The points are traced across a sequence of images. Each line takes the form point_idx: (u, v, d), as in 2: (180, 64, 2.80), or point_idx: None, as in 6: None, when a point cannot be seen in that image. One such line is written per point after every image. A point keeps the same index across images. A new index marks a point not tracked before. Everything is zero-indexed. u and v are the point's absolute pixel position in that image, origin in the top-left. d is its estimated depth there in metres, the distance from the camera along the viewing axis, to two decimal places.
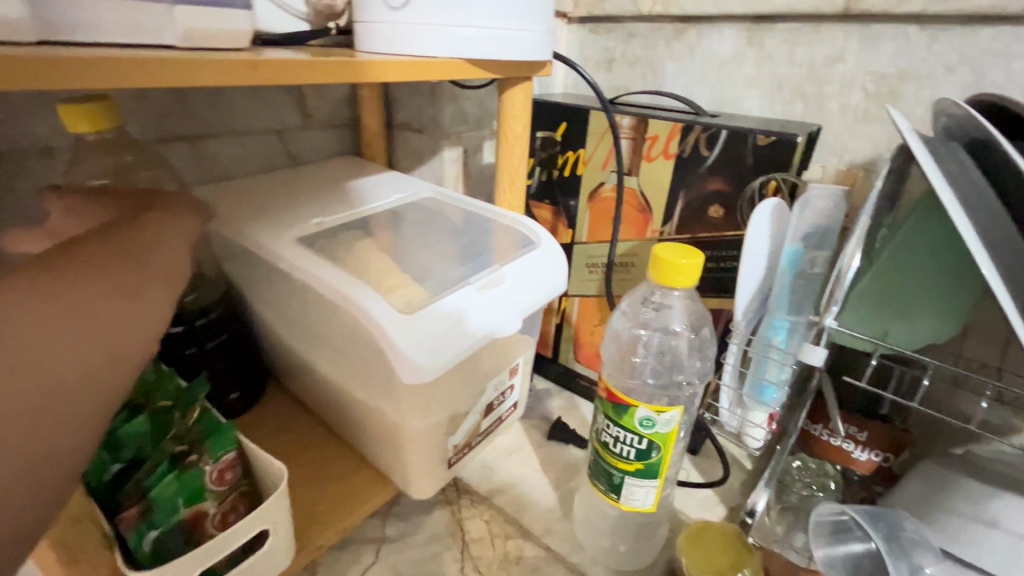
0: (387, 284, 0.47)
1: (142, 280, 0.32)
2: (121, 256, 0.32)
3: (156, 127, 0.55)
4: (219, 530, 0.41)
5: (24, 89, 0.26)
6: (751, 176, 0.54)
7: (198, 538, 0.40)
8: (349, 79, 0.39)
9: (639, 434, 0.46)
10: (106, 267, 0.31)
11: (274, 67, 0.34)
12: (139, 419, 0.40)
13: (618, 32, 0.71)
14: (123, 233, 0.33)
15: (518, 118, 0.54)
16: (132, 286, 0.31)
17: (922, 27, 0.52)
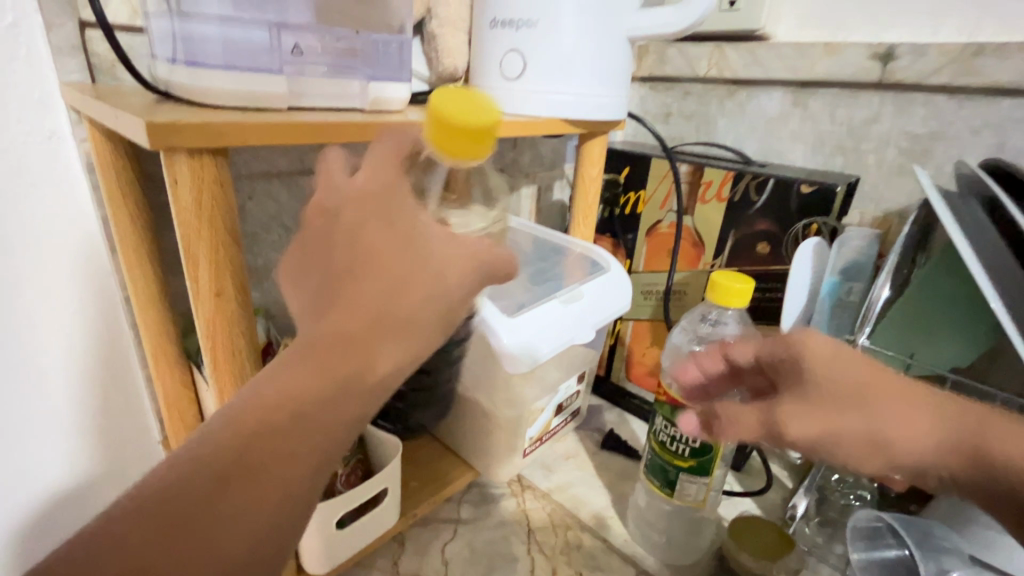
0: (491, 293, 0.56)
1: (333, 419, 0.28)
2: (318, 389, 0.28)
3: (298, 161, 0.67)
4: (344, 488, 0.51)
5: (303, 143, 0.37)
6: (795, 219, 0.62)
7: (329, 493, 0.50)
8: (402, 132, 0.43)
9: (694, 433, 0.54)
10: (303, 411, 0.27)
11: None
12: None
13: (675, 90, 0.82)
14: (342, 336, 0.28)
15: (595, 162, 0.65)
16: (321, 433, 0.28)
17: (949, 96, 0.61)
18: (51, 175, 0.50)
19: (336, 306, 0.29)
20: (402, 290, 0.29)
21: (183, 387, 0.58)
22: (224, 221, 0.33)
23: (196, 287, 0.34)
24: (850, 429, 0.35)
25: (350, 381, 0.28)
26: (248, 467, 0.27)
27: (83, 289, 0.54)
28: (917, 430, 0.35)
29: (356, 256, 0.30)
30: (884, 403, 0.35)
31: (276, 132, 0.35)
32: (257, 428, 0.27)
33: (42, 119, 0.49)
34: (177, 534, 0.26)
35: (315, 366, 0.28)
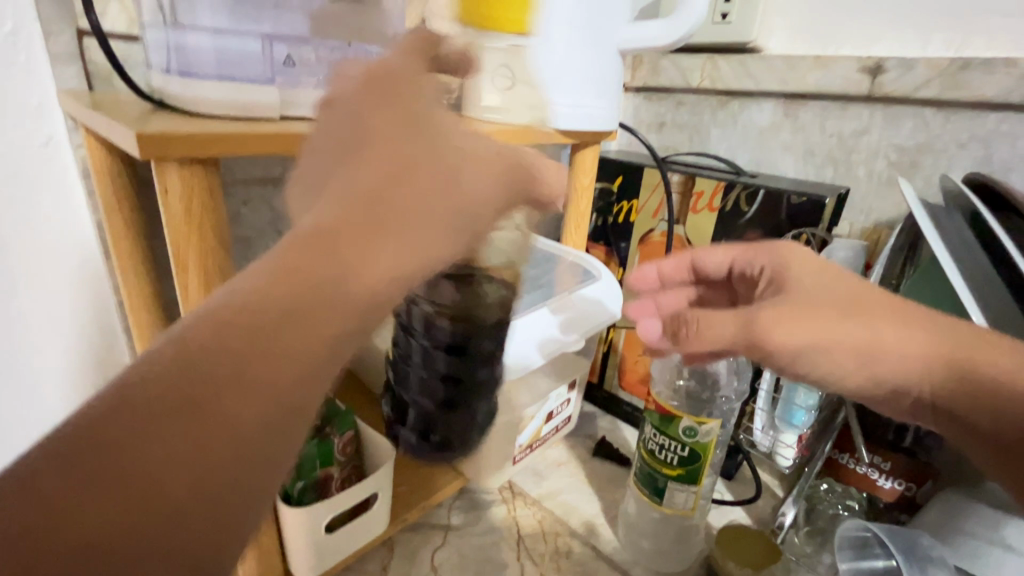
0: None
1: (317, 331, 0.25)
2: (302, 291, 0.24)
3: (293, 167, 0.68)
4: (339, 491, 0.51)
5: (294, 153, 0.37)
6: (784, 229, 0.63)
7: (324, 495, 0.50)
8: None
9: (682, 442, 0.54)
10: (284, 319, 0.24)
11: None
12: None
13: (669, 100, 0.82)
14: (340, 239, 0.26)
15: (587, 172, 0.66)
16: (301, 348, 0.24)
17: (937, 110, 0.61)
18: (47, 181, 0.51)
19: (337, 209, 0.27)
20: (410, 199, 0.28)
21: None
22: (212, 230, 0.33)
23: (184, 293, 0.34)
24: (848, 336, 0.39)
25: (340, 287, 0.25)
26: (213, 381, 0.22)
27: (76, 292, 0.55)
28: (909, 347, 0.38)
29: (363, 166, 0.28)
30: (879, 315, 0.39)
31: (266, 142, 0.36)
32: (230, 330, 0.23)
33: (39, 125, 0.49)
34: (106, 471, 0.20)
35: (304, 267, 0.25)
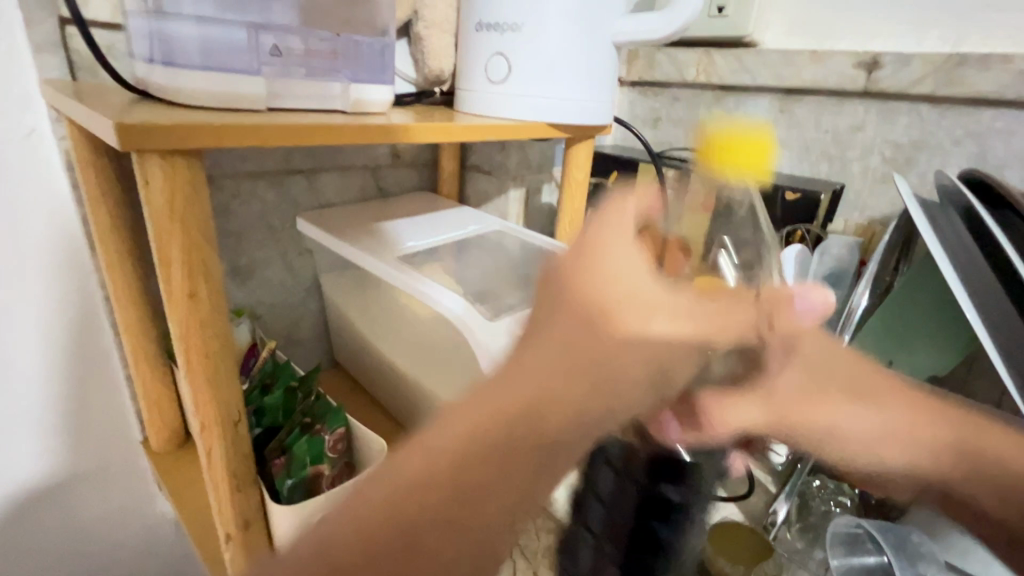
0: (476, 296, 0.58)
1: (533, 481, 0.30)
2: (513, 423, 0.30)
3: (283, 161, 0.67)
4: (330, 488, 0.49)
5: (284, 144, 0.37)
6: (778, 225, 0.63)
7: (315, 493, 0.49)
8: (386, 137, 0.43)
9: None
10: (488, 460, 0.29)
11: (418, 129, 0.45)
12: (273, 394, 0.52)
13: (664, 95, 0.82)
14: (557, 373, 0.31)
15: (581, 166, 0.65)
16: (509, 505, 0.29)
17: (932, 106, 0.61)
18: (30, 173, 0.50)
19: (556, 340, 0.32)
20: (632, 330, 0.32)
21: (164, 386, 0.58)
22: (197, 224, 0.33)
23: (169, 288, 0.33)
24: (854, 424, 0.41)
25: (551, 411, 0.30)
26: (444, 509, 0.28)
27: (60, 286, 0.55)
28: (915, 427, 0.40)
29: (561, 304, 0.33)
30: (880, 393, 0.42)
31: (253, 133, 0.35)
32: (447, 471, 0.29)
33: (19, 116, 0.49)
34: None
35: (512, 402, 0.30)
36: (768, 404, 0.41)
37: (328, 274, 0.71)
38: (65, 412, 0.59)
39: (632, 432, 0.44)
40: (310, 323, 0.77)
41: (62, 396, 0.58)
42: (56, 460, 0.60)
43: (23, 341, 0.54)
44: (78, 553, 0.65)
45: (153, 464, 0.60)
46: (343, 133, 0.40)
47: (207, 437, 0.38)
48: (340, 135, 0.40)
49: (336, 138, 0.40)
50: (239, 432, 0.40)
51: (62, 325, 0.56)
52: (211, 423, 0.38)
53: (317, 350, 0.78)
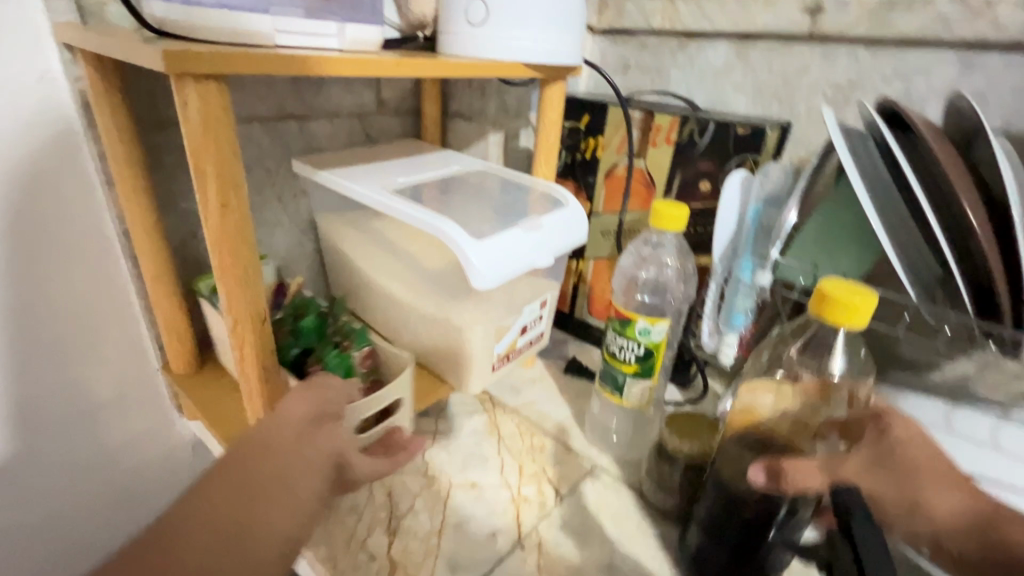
0: (464, 220, 0.63)
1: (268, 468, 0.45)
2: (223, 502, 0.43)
3: (275, 107, 0.71)
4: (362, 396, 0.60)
5: (297, 73, 0.42)
6: (731, 157, 0.71)
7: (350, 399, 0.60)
8: (378, 73, 0.48)
9: (638, 341, 0.62)
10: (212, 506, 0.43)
11: (408, 64, 0.50)
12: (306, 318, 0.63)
13: (633, 43, 0.87)
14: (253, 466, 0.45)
15: (555, 107, 0.71)
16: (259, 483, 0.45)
17: (867, 48, 0.68)
18: (48, 112, 0.54)
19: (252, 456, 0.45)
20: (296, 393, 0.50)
21: (176, 313, 0.64)
22: (226, 142, 0.38)
23: (204, 198, 0.39)
24: (891, 494, 0.44)
25: (268, 479, 0.45)
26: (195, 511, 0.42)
27: (77, 221, 0.59)
28: (949, 504, 0.44)
29: (255, 476, 0.45)
30: (926, 482, 0.44)
31: (273, 63, 0.40)
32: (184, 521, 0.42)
33: (34, 58, 0.52)
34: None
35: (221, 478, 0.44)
36: (831, 475, 0.44)
37: (324, 215, 0.77)
38: (85, 342, 0.64)
39: (760, 469, 0.45)
40: (306, 263, 0.83)
41: (85, 326, 0.64)
42: (82, 388, 0.66)
43: (45, 274, 0.58)
44: (107, 471, 0.72)
45: (175, 384, 0.67)
46: (344, 67, 0.46)
47: (240, 332, 0.45)
48: (341, 67, 0.45)
49: (338, 70, 0.45)
50: (265, 328, 0.47)
51: (82, 258, 0.61)
52: (244, 320, 0.45)
53: (314, 287, 0.85)
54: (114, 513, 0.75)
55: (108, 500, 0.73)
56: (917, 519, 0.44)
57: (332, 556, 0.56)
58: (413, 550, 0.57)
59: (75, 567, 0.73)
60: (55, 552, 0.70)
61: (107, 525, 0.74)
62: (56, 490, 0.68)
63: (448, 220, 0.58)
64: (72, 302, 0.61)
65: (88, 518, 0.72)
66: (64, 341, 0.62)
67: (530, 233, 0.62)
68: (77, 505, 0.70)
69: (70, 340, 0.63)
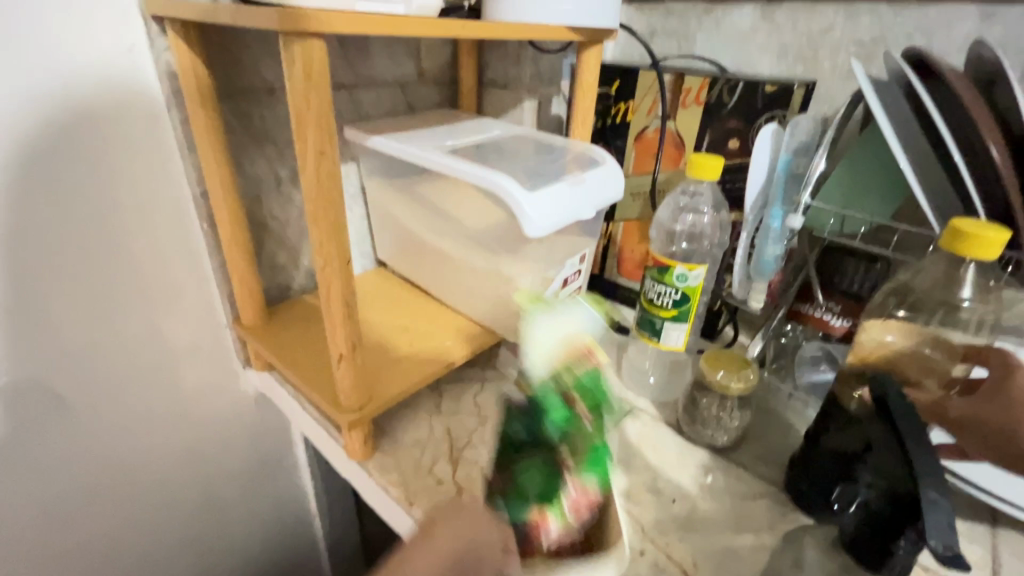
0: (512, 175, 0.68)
1: None
2: None
3: (327, 77, 0.75)
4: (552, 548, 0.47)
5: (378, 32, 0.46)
6: (760, 114, 0.75)
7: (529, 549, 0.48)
8: (444, 32, 0.52)
9: (675, 287, 0.67)
10: None
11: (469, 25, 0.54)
12: (551, 395, 0.49)
13: (659, 10, 0.91)
14: None
15: (591, 70, 0.74)
16: None
17: (890, 5, 0.71)
18: (132, 79, 0.59)
19: None
20: None
21: (243, 266, 0.71)
22: (324, 92, 0.43)
23: (305, 144, 0.44)
24: (989, 420, 0.51)
25: None
26: None
27: (157, 182, 0.65)
28: None
29: None
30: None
31: (361, 23, 0.45)
32: None
33: (122, 30, 0.57)
34: None
35: None
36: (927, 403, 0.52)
37: (373, 180, 0.82)
38: (164, 295, 0.70)
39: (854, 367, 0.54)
40: (355, 228, 0.88)
41: (164, 281, 0.70)
42: (161, 339, 0.72)
43: (130, 230, 0.64)
44: (182, 418, 0.78)
45: (249, 336, 0.74)
46: (415, 27, 0.50)
47: (329, 272, 0.50)
48: (412, 28, 0.49)
49: (410, 31, 0.49)
50: (349, 269, 0.52)
51: (161, 217, 0.66)
52: (333, 260, 0.50)
53: (361, 251, 0.90)
54: (188, 457, 0.81)
55: (184, 444, 0.80)
56: (1005, 441, 0.51)
57: (402, 480, 0.62)
58: (475, 475, 0.63)
59: (158, 504, 0.80)
60: (140, 489, 0.78)
61: (184, 467, 0.82)
62: (141, 433, 0.75)
63: (499, 173, 0.63)
64: (154, 256, 0.67)
65: (168, 459, 0.79)
66: (146, 293, 0.68)
67: (575, 187, 0.67)
68: (156, 448, 0.77)
69: (151, 294, 0.69)
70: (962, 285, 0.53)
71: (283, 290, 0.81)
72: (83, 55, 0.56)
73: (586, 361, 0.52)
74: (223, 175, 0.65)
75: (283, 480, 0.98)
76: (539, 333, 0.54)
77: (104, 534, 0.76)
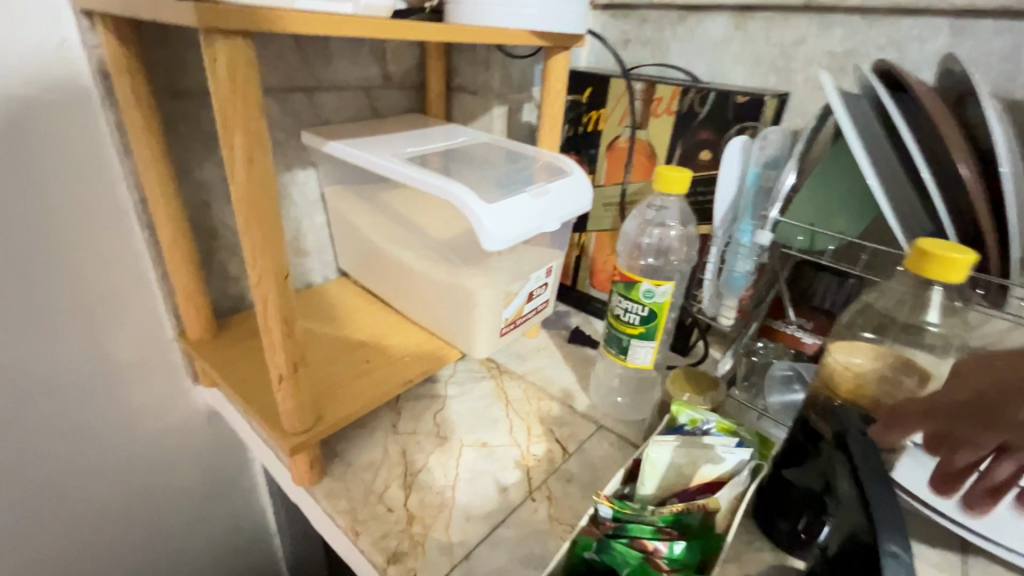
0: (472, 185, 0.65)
1: None
2: None
3: (283, 79, 0.72)
4: None
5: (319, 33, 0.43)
6: (731, 126, 0.72)
7: None
8: (394, 34, 0.49)
9: (642, 303, 0.64)
10: None
11: (424, 28, 0.52)
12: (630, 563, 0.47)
13: (633, 17, 0.89)
14: None
15: (559, 78, 0.72)
16: None
17: (862, 17, 0.70)
18: (63, 78, 0.55)
19: None
20: None
21: (188, 277, 0.67)
22: (252, 96, 0.39)
23: (231, 152, 0.41)
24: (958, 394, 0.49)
25: None
26: None
27: (92, 188, 0.60)
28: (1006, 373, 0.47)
29: None
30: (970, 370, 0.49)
31: (298, 22, 0.41)
32: None
33: (51, 26, 0.53)
34: None
35: None
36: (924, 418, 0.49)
37: (332, 186, 0.79)
38: (103, 309, 0.66)
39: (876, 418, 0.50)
40: (316, 237, 0.84)
41: (101, 294, 0.65)
42: (101, 356, 0.67)
43: (64, 239, 0.60)
44: (125, 437, 0.74)
45: (195, 352, 0.70)
46: (363, 27, 0.46)
47: (264, 289, 0.47)
48: (359, 29, 0.46)
49: (358, 32, 0.46)
50: (287, 285, 0.48)
51: (98, 225, 0.62)
52: (269, 277, 0.46)
53: (322, 260, 0.86)
54: (133, 479, 0.77)
55: (129, 465, 0.76)
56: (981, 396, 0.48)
57: (352, 508, 0.58)
58: (431, 501, 0.59)
59: (98, 529, 0.75)
60: (78, 514, 0.73)
61: (129, 489, 0.77)
62: (79, 454, 0.70)
63: (455, 182, 0.60)
64: (91, 267, 0.63)
65: (111, 482, 0.74)
66: (83, 306, 0.64)
67: (539, 198, 0.64)
68: (96, 470, 0.72)
69: (88, 307, 0.64)
70: (929, 307, 0.52)
71: (235, 302, 0.77)
72: (6, 50, 0.52)
73: (689, 506, 0.52)
74: (164, 181, 0.61)
75: (240, 499, 0.93)
76: (661, 460, 0.56)
77: (38, 564, 0.71)
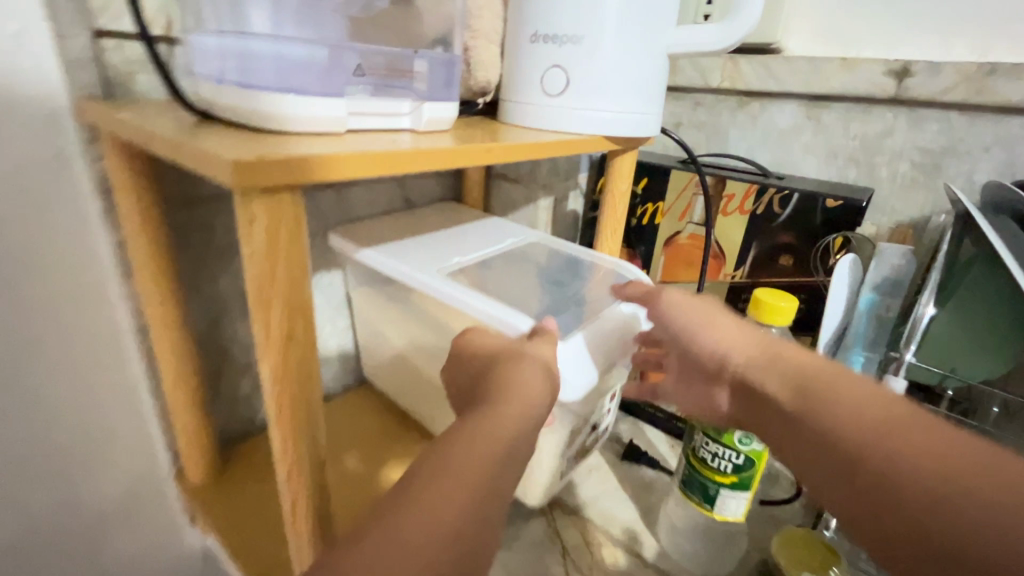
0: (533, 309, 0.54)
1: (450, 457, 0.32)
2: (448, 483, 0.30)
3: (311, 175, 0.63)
4: None
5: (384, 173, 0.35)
6: (821, 233, 0.64)
7: None
8: (462, 162, 0.41)
9: (737, 450, 0.55)
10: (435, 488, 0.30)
11: (499, 149, 0.44)
12: None
13: (686, 101, 0.82)
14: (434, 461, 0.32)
15: (624, 178, 0.64)
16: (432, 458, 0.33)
17: (962, 113, 0.63)
18: (57, 198, 0.46)
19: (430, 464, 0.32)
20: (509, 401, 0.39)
21: (191, 412, 0.57)
22: (294, 259, 0.30)
23: (265, 332, 0.31)
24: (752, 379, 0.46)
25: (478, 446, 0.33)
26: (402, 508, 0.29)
27: (83, 315, 0.50)
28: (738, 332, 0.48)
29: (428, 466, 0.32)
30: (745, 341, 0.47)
31: (360, 163, 0.33)
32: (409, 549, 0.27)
33: (44, 135, 0.44)
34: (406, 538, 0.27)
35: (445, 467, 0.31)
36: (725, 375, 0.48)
37: (360, 290, 0.69)
38: (89, 453, 0.55)
39: None
40: (338, 341, 0.74)
41: (86, 435, 0.54)
42: (81, 506, 0.56)
43: (45, 380, 0.49)
44: None
45: (196, 500, 0.59)
46: (434, 157, 0.39)
47: (294, 484, 0.37)
48: (428, 160, 0.38)
49: (426, 165, 0.38)
50: (323, 471, 0.38)
51: (89, 359, 0.52)
52: (301, 470, 0.36)
53: (342, 366, 0.76)
54: None
55: None
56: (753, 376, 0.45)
57: None
58: None
59: None
60: None
61: None
62: None
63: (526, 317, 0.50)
64: (78, 406, 0.52)
65: None
66: (63, 453, 0.53)
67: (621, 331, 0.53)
68: None
69: (68, 451, 0.53)
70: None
71: (246, 424, 0.67)
72: None
73: None
74: (169, 305, 0.51)
75: None
76: None
77: None
